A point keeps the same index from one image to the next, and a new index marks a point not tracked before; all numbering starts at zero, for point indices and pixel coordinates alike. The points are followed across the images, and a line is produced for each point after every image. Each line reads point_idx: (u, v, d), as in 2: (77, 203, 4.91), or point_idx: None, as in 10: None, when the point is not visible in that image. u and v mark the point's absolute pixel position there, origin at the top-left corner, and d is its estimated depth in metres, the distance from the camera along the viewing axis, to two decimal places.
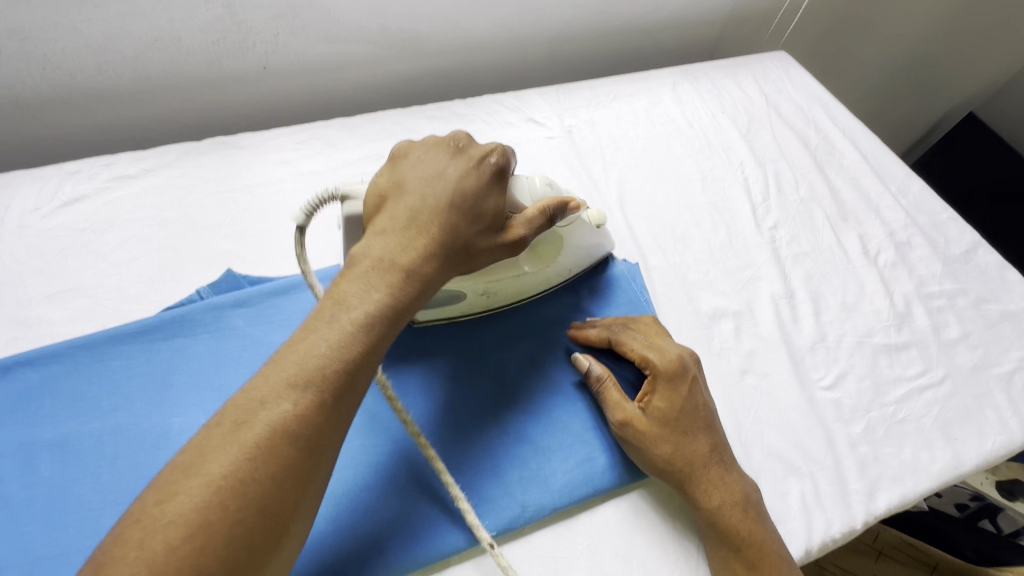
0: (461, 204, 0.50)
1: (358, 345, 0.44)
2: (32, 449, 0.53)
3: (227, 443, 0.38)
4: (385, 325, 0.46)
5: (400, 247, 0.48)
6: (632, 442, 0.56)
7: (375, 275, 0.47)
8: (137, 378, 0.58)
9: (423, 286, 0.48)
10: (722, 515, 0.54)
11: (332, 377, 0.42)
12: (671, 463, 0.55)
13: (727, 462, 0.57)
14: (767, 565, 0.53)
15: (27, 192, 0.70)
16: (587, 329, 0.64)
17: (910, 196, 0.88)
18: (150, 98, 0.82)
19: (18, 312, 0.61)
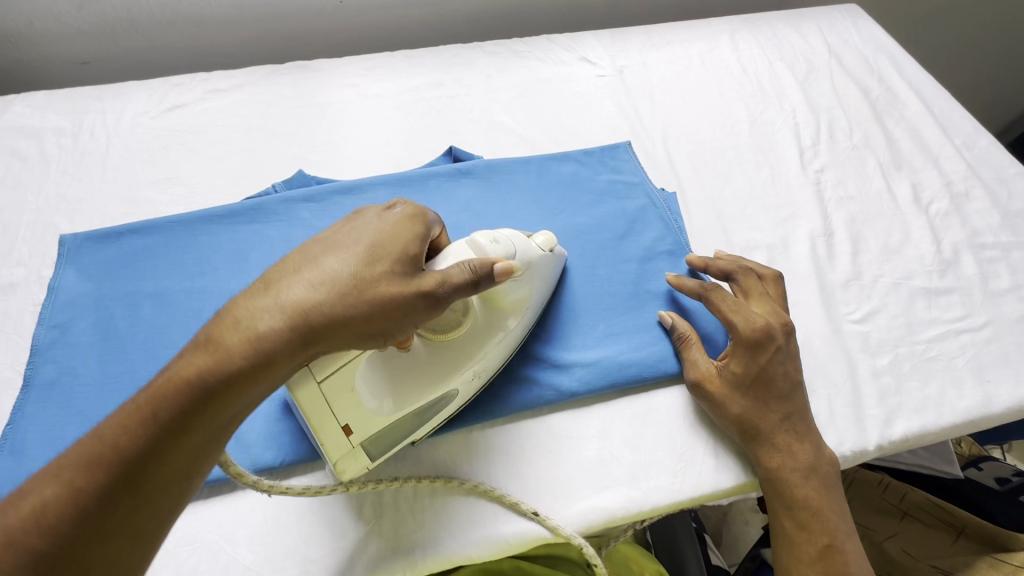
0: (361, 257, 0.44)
1: (156, 424, 0.36)
2: (137, 298, 0.63)
3: None
4: (196, 399, 0.37)
5: (249, 307, 0.40)
6: (706, 401, 0.59)
7: (207, 336, 0.39)
8: (221, 253, 0.67)
9: (266, 353, 0.39)
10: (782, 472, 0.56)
11: (119, 460, 0.35)
12: (739, 426, 0.58)
13: (800, 428, 0.58)
14: (818, 523, 0.55)
15: (139, 98, 0.81)
16: (681, 280, 0.65)
17: (976, 150, 0.84)
18: (241, 26, 0.92)
19: (129, 193, 0.72)
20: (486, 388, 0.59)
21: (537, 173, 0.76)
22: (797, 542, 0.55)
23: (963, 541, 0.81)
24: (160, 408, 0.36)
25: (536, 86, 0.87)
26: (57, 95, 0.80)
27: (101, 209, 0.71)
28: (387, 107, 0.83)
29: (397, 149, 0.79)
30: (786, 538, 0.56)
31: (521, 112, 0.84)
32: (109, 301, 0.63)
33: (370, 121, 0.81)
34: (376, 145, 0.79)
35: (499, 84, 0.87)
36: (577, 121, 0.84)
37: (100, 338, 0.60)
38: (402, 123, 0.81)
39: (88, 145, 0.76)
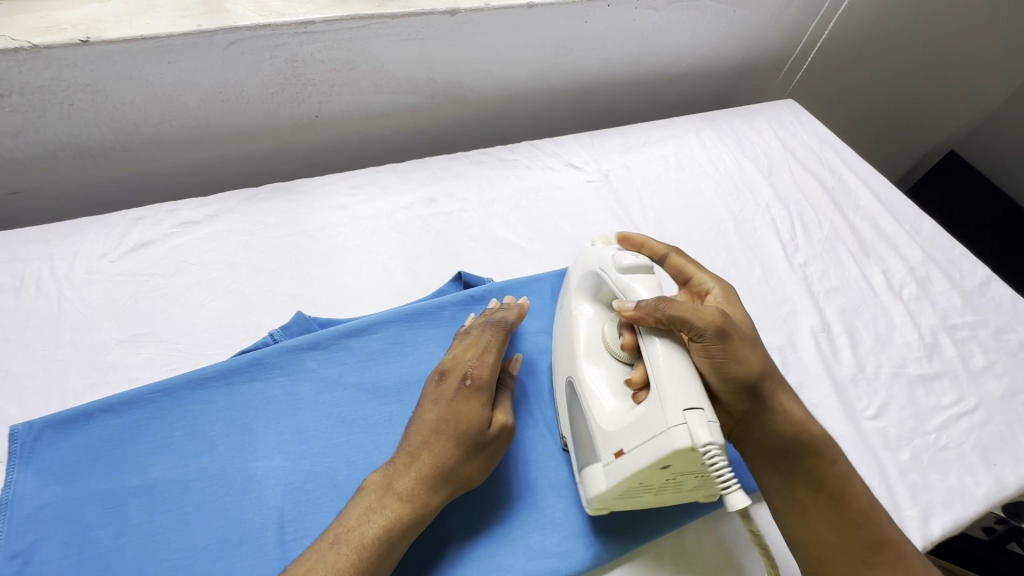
0: (448, 433, 0.53)
1: (362, 545, 0.47)
2: (119, 497, 0.53)
3: (315, 568, 0.46)
4: (382, 547, 0.48)
5: (396, 476, 0.52)
6: (730, 344, 0.51)
7: (378, 499, 0.50)
8: (218, 423, 0.58)
9: (421, 510, 0.51)
10: (797, 445, 0.54)
11: (366, 559, 0.47)
12: (759, 377, 0.53)
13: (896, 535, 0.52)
14: (871, 527, 0.52)
15: (94, 239, 0.71)
16: (645, 240, 0.66)
17: (923, 234, 0.94)
18: (205, 144, 0.85)
19: (94, 358, 0.62)
20: (547, 551, 0.55)
21: (550, 292, 0.74)
22: (860, 555, 0.51)
23: None
24: (364, 543, 0.47)
25: (530, 196, 0.87)
26: None
27: (59, 382, 0.60)
28: (381, 230, 0.79)
29: (400, 276, 0.75)
30: (856, 557, 0.51)
31: (521, 226, 0.83)
32: (83, 507, 0.52)
33: (366, 247, 0.76)
34: (377, 274, 0.74)
35: (493, 196, 0.86)
36: (575, 231, 0.84)
37: (75, 560, 0.50)
38: (402, 247, 0.77)
39: (36, 302, 0.65)
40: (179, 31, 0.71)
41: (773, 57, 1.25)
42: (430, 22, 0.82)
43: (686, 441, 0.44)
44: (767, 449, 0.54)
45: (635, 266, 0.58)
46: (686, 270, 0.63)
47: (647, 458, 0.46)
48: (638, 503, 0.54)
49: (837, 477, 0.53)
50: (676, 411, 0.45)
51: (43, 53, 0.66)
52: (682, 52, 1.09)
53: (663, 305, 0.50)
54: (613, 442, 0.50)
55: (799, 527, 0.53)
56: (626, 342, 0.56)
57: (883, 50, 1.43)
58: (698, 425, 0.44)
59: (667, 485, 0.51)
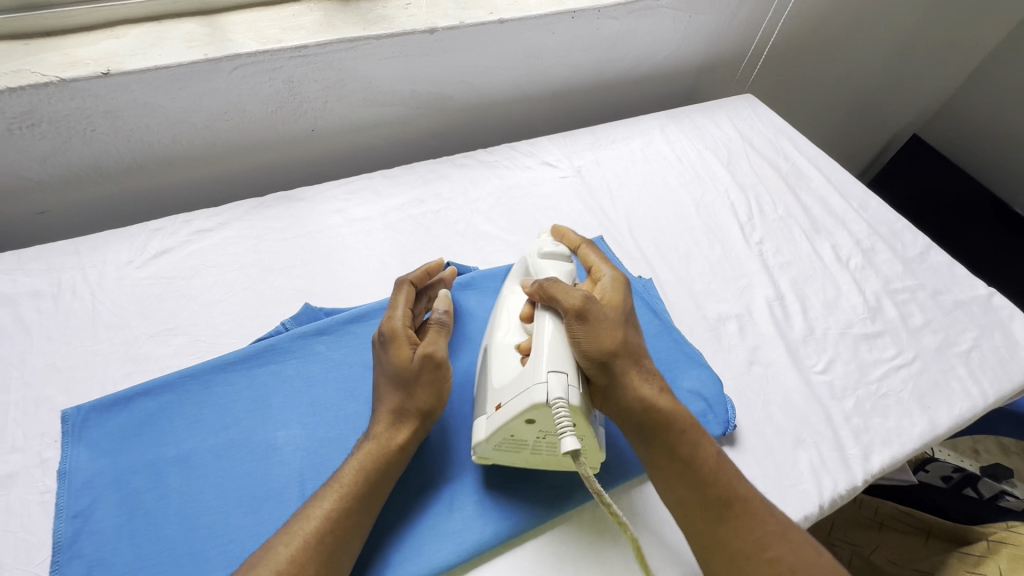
0: (386, 381, 0.62)
1: (355, 476, 0.58)
2: (159, 465, 0.61)
3: (321, 500, 0.56)
4: (372, 476, 0.58)
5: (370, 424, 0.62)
6: (586, 325, 0.60)
7: (361, 444, 0.60)
8: (241, 400, 0.67)
9: (394, 441, 0.60)
10: (650, 417, 0.60)
11: (359, 487, 0.57)
12: (611, 355, 0.59)
13: (751, 496, 0.58)
14: (721, 483, 0.58)
15: (120, 248, 0.79)
16: (566, 231, 0.75)
17: (869, 210, 1.03)
18: (213, 160, 0.93)
19: (128, 350, 0.70)
20: (532, 494, 0.64)
21: None
22: (717, 511, 0.57)
23: (933, 541, 0.94)
24: (353, 476, 0.57)
25: (509, 193, 0.96)
26: (28, 254, 0.77)
27: (99, 373, 0.68)
28: (376, 229, 0.87)
29: (395, 269, 0.83)
30: (712, 514, 0.57)
31: (502, 219, 0.92)
32: (129, 474, 0.60)
33: (363, 244, 0.85)
34: (374, 268, 0.83)
35: (476, 195, 0.94)
36: (551, 223, 0.93)
37: (126, 518, 0.58)
38: (395, 243, 0.86)
39: (73, 306, 0.73)
40: (188, 60, 0.80)
41: (732, 56, 1.34)
42: (411, 41, 0.92)
43: (541, 396, 0.55)
44: (623, 420, 0.61)
45: (554, 252, 0.70)
46: (591, 260, 0.71)
47: (513, 410, 0.56)
48: (513, 460, 0.62)
49: (687, 444, 0.60)
50: (542, 370, 0.56)
51: (69, 85, 0.75)
52: (645, 55, 1.19)
53: (545, 284, 0.63)
54: (497, 396, 0.60)
55: (667, 494, 0.59)
56: (525, 313, 0.66)
57: (838, 46, 1.53)
58: (556, 385, 0.55)
59: (542, 445, 0.60)
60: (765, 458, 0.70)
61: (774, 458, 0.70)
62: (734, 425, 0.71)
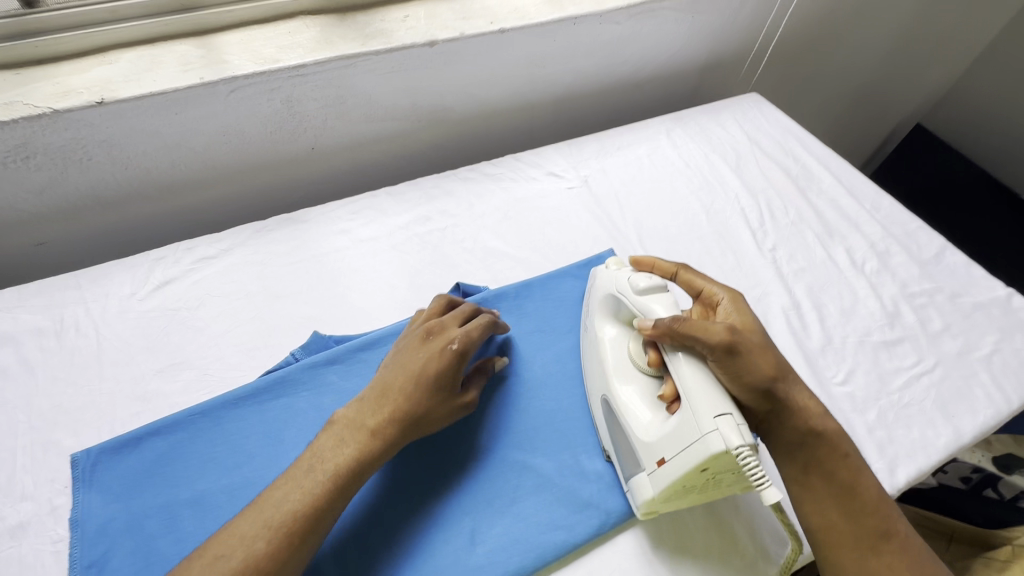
0: (422, 385, 0.61)
1: (331, 468, 0.56)
2: (173, 509, 0.60)
3: (293, 486, 0.54)
4: (350, 472, 0.56)
5: (361, 416, 0.60)
6: (738, 359, 0.57)
7: (345, 434, 0.58)
8: (253, 436, 0.65)
9: (377, 442, 0.58)
10: (811, 440, 0.60)
11: (336, 478, 0.55)
12: (770, 382, 0.59)
13: (902, 533, 0.58)
14: (882, 515, 0.58)
15: (122, 280, 0.78)
16: (656, 261, 0.74)
17: (882, 211, 1.01)
18: (213, 183, 0.91)
19: (136, 388, 0.69)
20: (555, 524, 0.62)
21: (541, 295, 0.81)
22: (871, 542, 0.57)
23: (956, 545, 0.94)
24: (333, 467, 0.56)
25: (516, 207, 0.94)
26: (29, 290, 0.75)
27: (107, 413, 0.66)
28: (383, 250, 0.85)
29: (404, 291, 0.82)
30: (868, 545, 0.57)
31: (510, 235, 0.90)
32: (143, 519, 0.59)
33: (370, 266, 0.83)
34: (383, 290, 0.81)
35: (482, 210, 0.93)
36: (560, 236, 0.91)
37: (142, 566, 0.56)
38: (402, 264, 0.84)
39: (77, 343, 0.72)
40: (184, 85, 0.78)
41: (735, 54, 1.32)
42: (411, 55, 0.89)
43: (719, 444, 0.51)
44: (781, 442, 0.61)
45: (651, 286, 0.65)
46: (697, 283, 0.69)
47: (688, 462, 0.54)
48: (680, 503, 0.61)
49: (847, 468, 0.60)
50: (708, 418, 0.53)
51: (63, 116, 0.73)
52: (648, 58, 1.17)
53: (677, 322, 0.59)
54: (655, 452, 0.58)
55: (816, 519, 0.59)
56: (653, 359, 0.63)
57: (842, 39, 1.50)
58: (728, 430, 0.52)
59: (709, 484, 0.58)
60: None
61: None
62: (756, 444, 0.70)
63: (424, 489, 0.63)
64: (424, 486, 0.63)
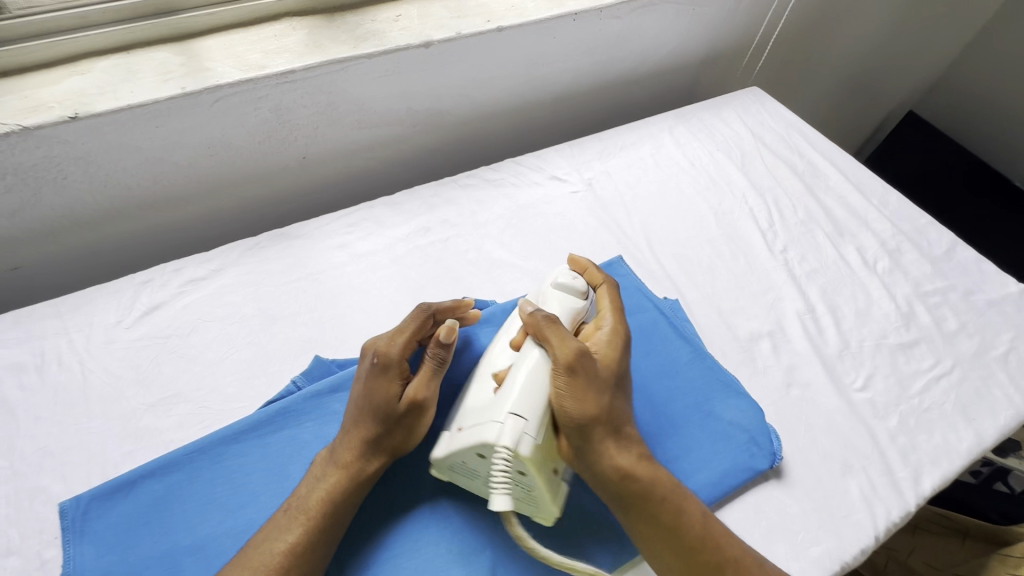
0: (392, 415, 0.58)
1: (315, 504, 0.55)
2: (174, 557, 0.56)
3: (284, 525, 0.54)
4: (334, 506, 0.55)
5: (337, 448, 0.58)
6: (572, 379, 0.56)
7: (324, 468, 0.57)
8: (256, 473, 0.61)
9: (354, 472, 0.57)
10: (625, 488, 0.56)
11: (322, 513, 0.55)
12: (591, 420, 0.55)
13: (734, 560, 0.54)
14: (710, 550, 0.54)
15: (106, 307, 0.73)
16: (586, 266, 0.72)
17: (891, 207, 1.00)
18: (199, 198, 0.86)
19: (127, 426, 0.64)
20: (579, 552, 0.59)
21: None
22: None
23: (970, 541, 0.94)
24: (317, 502, 0.55)
25: (519, 214, 0.90)
26: (5, 322, 0.70)
27: (98, 454, 0.62)
28: (383, 265, 0.81)
29: (408, 308, 0.78)
30: None
31: (515, 244, 0.87)
32: (142, 570, 0.55)
33: (371, 283, 0.79)
34: (385, 308, 0.77)
35: (485, 218, 0.89)
36: (567, 244, 0.88)
37: None
38: (404, 279, 0.80)
39: (61, 378, 0.67)
40: (164, 96, 0.72)
41: (734, 47, 1.29)
42: (405, 57, 0.85)
43: (491, 437, 0.53)
44: (599, 485, 0.57)
45: (566, 284, 0.67)
46: (601, 304, 0.68)
47: (466, 444, 0.55)
48: (476, 488, 0.60)
49: (670, 508, 0.56)
50: (503, 411, 0.54)
51: (33, 133, 0.68)
52: (648, 53, 1.13)
53: (543, 321, 0.60)
54: (461, 418, 0.58)
55: (652, 555, 0.55)
56: (515, 341, 0.63)
57: (840, 28, 1.48)
58: (510, 430, 0.53)
59: (493, 476, 0.58)
60: (814, 489, 0.67)
61: (824, 489, 0.67)
62: (780, 457, 0.68)
63: (440, 522, 0.60)
64: (440, 519, 0.60)
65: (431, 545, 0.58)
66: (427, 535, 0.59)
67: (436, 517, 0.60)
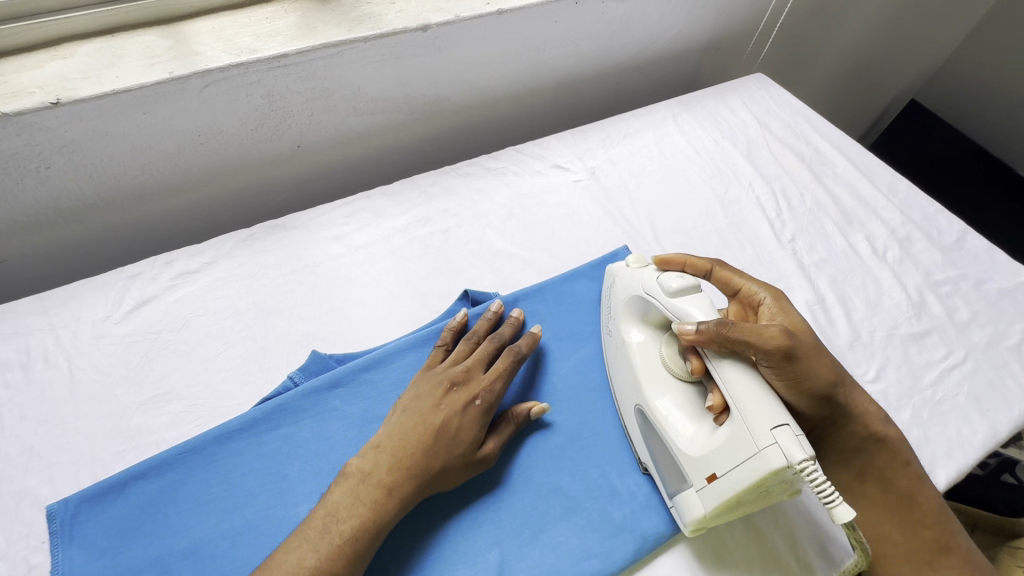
0: (443, 439, 0.57)
1: (351, 528, 0.51)
2: (168, 561, 0.54)
3: (305, 546, 0.50)
4: (371, 533, 0.52)
5: (381, 468, 0.55)
6: (796, 364, 0.53)
7: (362, 490, 0.54)
8: (253, 473, 0.59)
9: (400, 500, 0.54)
10: (873, 449, 0.60)
11: (354, 535, 0.51)
12: (829, 388, 0.56)
13: (944, 545, 0.57)
14: (946, 525, 0.58)
15: (94, 302, 0.70)
16: (687, 258, 0.69)
17: (900, 194, 0.98)
18: (190, 188, 0.83)
19: (117, 424, 0.62)
20: (589, 552, 0.57)
21: (556, 299, 0.76)
22: (926, 555, 0.57)
23: (978, 533, 0.93)
24: (349, 526, 0.51)
25: (521, 203, 0.88)
26: None
27: (87, 454, 0.60)
28: (382, 257, 0.79)
29: (408, 301, 0.75)
30: (925, 556, 0.57)
31: (517, 234, 0.84)
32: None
33: (369, 275, 0.77)
34: (385, 301, 0.75)
35: (486, 208, 0.86)
36: (570, 234, 0.86)
37: None
38: (404, 271, 0.78)
39: (47, 376, 0.64)
40: (151, 81, 0.69)
41: (739, 32, 1.26)
42: (402, 41, 0.82)
43: (781, 459, 0.47)
44: (835, 451, 0.61)
45: (684, 286, 0.59)
46: (734, 281, 0.66)
47: (744, 480, 0.49)
48: (726, 518, 0.56)
49: (908, 477, 0.59)
50: (766, 432, 0.48)
51: (14, 120, 0.65)
52: (651, 38, 1.10)
53: (724, 328, 0.53)
54: (704, 466, 0.53)
55: (869, 531, 0.59)
56: (695, 367, 0.58)
57: (845, 14, 1.45)
58: (788, 443, 0.47)
59: (762, 497, 0.53)
60: None
61: None
62: None
63: (444, 522, 0.58)
64: (444, 518, 0.58)
65: (436, 545, 0.57)
66: (431, 535, 0.57)
67: (440, 517, 0.58)
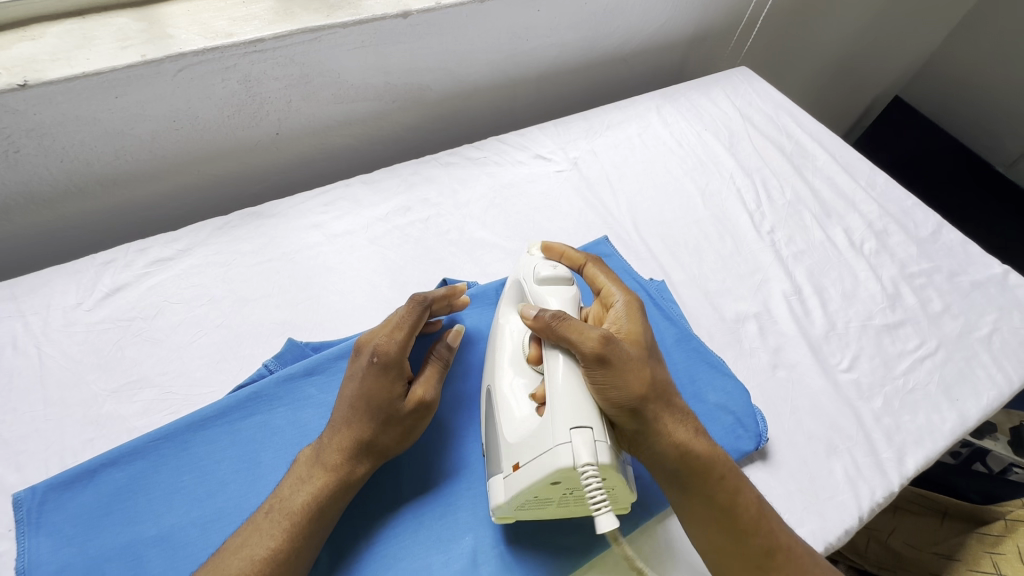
0: (360, 409, 0.55)
1: (297, 509, 0.52)
2: (138, 548, 0.53)
3: (255, 532, 0.50)
4: (319, 510, 0.52)
5: (323, 450, 0.55)
6: (608, 369, 0.51)
7: (308, 472, 0.54)
8: (225, 461, 0.59)
9: (343, 476, 0.54)
10: (683, 467, 0.53)
11: (303, 515, 0.51)
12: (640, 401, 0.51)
13: (793, 554, 0.53)
14: (765, 533, 0.53)
15: (65, 289, 0.69)
16: (564, 249, 0.67)
17: (878, 188, 0.99)
18: (164, 174, 0.82)
19: (88, 412, 0.61)
20: (563, 537, 0.58)
21: None
22: (757, 561, 0.53)
23: (948, 521, 0.94)
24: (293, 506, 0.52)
25: (502, 193, 0.88)
26: None
27: (56, 442, 0.59)
28: (361, 245, 0.78)
29: (386, 289, 0.75)
30: (750, 564, 0.53)
31: (498, 224, 0.84)
32: (103, 563, 0.52)
33: (347, 264, 0.76)
34: (363, 289, 0.74)
35: (467, 197, 0.86)
36: (551, 224, 0.86)
37: None
38: (383, 260, 0.78)
39: (16, 363, 0.63)
40: (122, 64, 0.68)
41: (724, 25, 1.26)
42: (382, 27, 0.81)
43: (568, 459, 0.47)
44: (657, 468, 0.54)
45: (554, 277, 0.61)
46: (598, 280, 0.63)
47: (537, 474, 0.49)
48: (541, 515, 0.56)
49: (726, 490, 0.54)
50: (562, 429, 0.49)
51: None
52: (636, 29, 1.10)
53: (553, 323, 0.54)
54: (513, 454, 0.52)
55: (701, 540, 0.54)
56: (533, 355, 0.57)
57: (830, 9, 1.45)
58: (581, 445, 0.48)
59: (569, 498, 0.53)
60: (799, 471, 0.66)
61: (808, 470, 0.66)
62: (766, 439, 0.67)
63: (417, 510, 0.58)
64: (417, 505, 0.58)
65: (409, 531, 0.57)
66: (404, 524, 0.57)
67: (413, 504, 0.58)
